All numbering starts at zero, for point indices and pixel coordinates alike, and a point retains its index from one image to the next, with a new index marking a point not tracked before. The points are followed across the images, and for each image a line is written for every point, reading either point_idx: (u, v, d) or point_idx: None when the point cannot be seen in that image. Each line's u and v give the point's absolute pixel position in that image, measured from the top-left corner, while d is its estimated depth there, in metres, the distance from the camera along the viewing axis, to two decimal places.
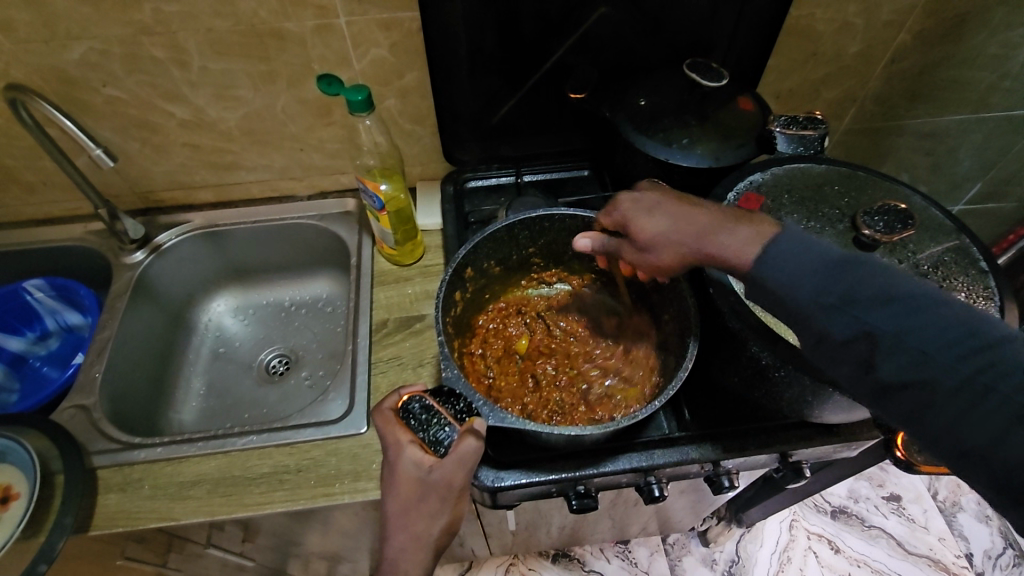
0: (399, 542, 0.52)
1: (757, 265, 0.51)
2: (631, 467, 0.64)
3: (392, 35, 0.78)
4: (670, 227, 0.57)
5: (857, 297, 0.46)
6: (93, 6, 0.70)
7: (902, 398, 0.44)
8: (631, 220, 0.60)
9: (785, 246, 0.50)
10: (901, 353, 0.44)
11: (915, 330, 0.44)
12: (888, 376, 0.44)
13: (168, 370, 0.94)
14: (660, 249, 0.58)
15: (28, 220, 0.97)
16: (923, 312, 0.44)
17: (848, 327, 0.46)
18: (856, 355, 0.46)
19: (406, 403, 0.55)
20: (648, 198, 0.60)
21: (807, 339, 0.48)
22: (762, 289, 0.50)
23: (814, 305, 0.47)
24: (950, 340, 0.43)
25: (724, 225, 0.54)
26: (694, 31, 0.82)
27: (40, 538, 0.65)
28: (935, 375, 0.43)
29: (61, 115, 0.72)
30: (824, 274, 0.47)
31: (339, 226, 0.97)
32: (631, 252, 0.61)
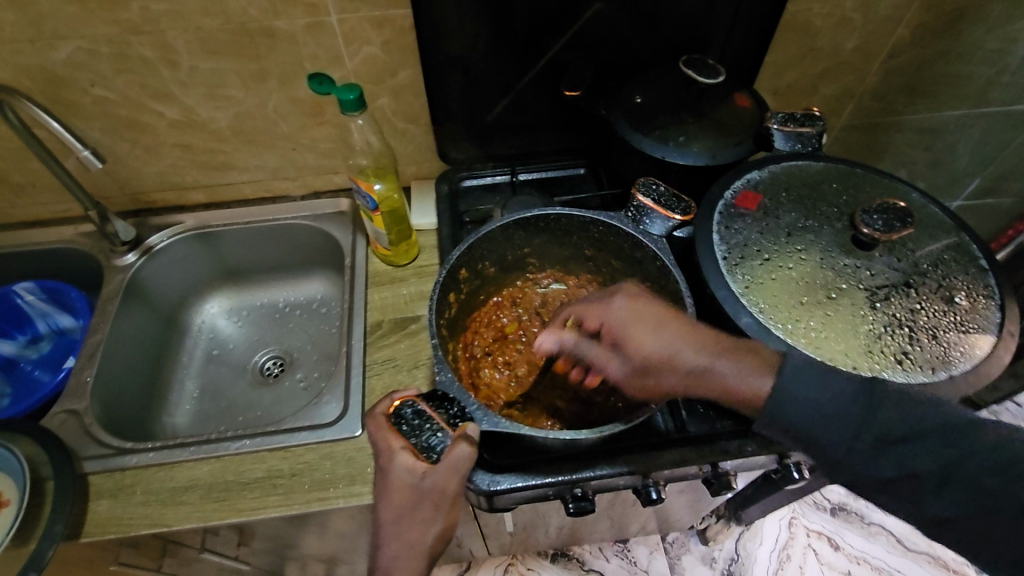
0: (393, 550, 0.52)
1: (779, 408, 0.51)
2: (629, 469, 0.63)
3: (385, 33, 0.77)
4: (669, 349, 0.54)
5: (895, 438, 0.48)
6: (79, 5, 0.69)
7: (958, 528, 0.47)
8: (628, 334, 0.56)
9: (809, 384, 0.51)
10: (944, 485, 0.47)
11: (957, 463, 0.47)
12: (939, 511, 0.47)
13: (162, 373, 0.93)
14: (657, 375, 0.55)
15: (18, 223, 0.95)
16: (955, 440, 0.47)
17: (887, 468, 0.49)
18: (901, 491, 0.49)
19: (399, 409, 0.54)
20: (643, 308, 0.57)
21: (847, 479, 0.51)
22: (791, 432, 0.52)
23: (851, 451, 0.49)
24: (990, 466, 0.46)
25: (730, 357, 0.53)
26: (691, 28, 0.81)
27: (30, 546, 0.64)
28: (985, 504, 0.46)
29: (48, 116, 0.71)
30: (854, 418, 0.49)
31: (333, 226, 0.96)
32: (617, 365, 0.57)
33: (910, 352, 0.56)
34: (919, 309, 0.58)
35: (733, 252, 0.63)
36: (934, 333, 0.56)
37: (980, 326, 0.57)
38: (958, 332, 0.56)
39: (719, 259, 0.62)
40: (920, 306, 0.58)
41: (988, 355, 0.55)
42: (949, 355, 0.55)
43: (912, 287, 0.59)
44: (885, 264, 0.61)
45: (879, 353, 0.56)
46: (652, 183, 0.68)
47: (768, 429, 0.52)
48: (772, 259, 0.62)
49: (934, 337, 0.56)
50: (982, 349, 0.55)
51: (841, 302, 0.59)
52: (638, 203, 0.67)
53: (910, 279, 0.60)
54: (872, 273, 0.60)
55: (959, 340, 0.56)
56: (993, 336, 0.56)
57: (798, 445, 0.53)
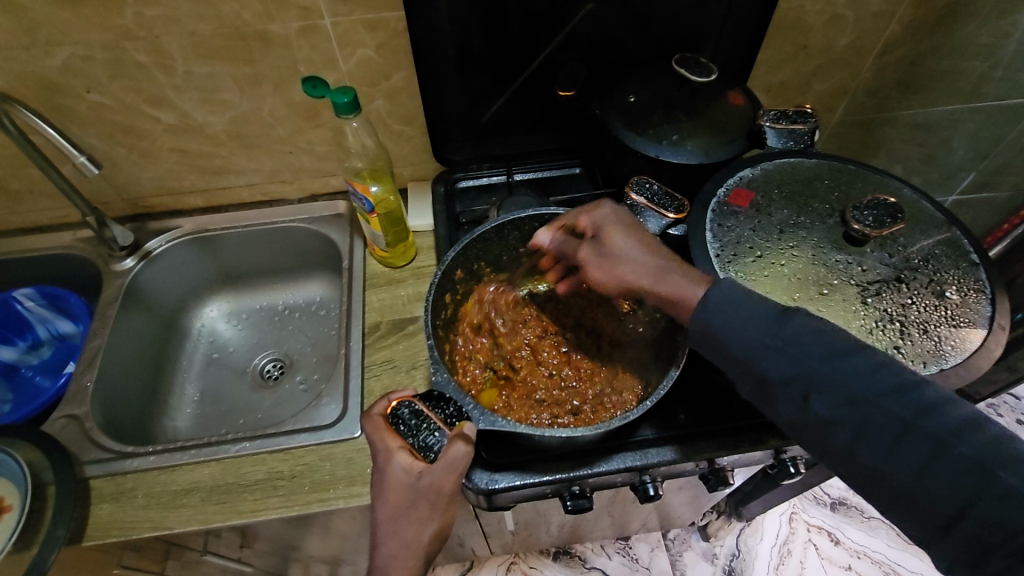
0: (390, 549, 0.52)
1: (701, 309, 0.53)
2: (626, 466, 0.64)
3: (378, 35, 0.77)
4: (638, 243, 0.59)
5: (796, 342, 0.49)
6: (73, 12, 0.69)
7: (837, 437, 0.46)
8: (605, 226, 0.60)
9: (727, 290, 0.53)
10: (832, 392, 0.46)
11: (846, 371, 0.47)
12: (823, 416, 0.47)
13: (162, 377, 0.94)
14: (620, 263, 0.58)
15: (18, 229, 0.96)
16: (850, 353, 0.47)
17: (782, 367, 0.49)
18: (792, 396, 0.48)
19: (395, 409, 0.54)
20: (622, 217, 0.61)
21: (749, 384, 0.51)
22: (704, 333, 0.53)
23: (753, 348, 0.50)
24: (878, 379, 0.46)
25: (681, 267, 0.57)
26: (683, 25, 0.82)
27: (32, 551, 0.64)
28: (865, 411, 0.45)
29: (44, 123, 0.72)
30: (763, 321, 0.51)
31: (330, 228, 0.96)
32: (586, 254, 0.61)
33: (901, 346, 0.56)
34: (911, 303, 0.58)
35: (726, 249, 0.63)
36: (924, 327, 0.57)
37: (971, 320, 0.57)
38: (949, 326, 0.57)
39: (712, 257, 0.63)
40: (912, 301, 0.58)
41: (979, 348, 0.55)
42: (940, 349, 0.56)
43: (903, 282, 0.60)
44: (876, 260, 0.61)
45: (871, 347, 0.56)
46: (646, 183, 0.68)
47: (693, 333, 0.54)
48: (765, 256, 0.63)
49: (925, 331, 0.56)
50: (973, 343, 0.56)
51: (833, 298, 0.59)
52: (632, 202, 0.67)
53: (901, 275, 0.60)
54: (864, 269, 0.61)
55: (950, 334, 0.56)
56: (984, 330, 0.56)
57: (705, 343, 0.54)
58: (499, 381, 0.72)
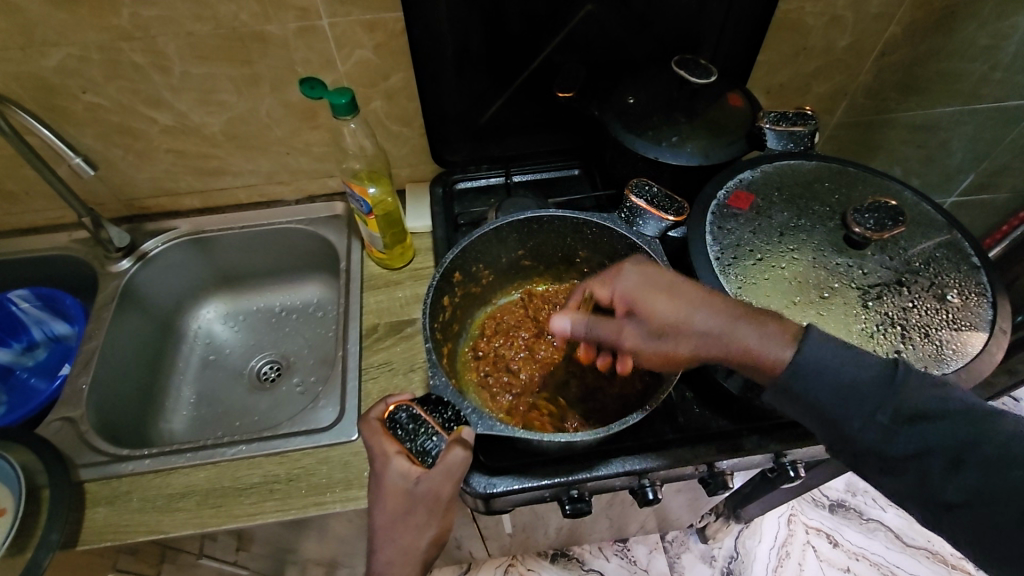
0: (387, 555, 0.52)
1: (789, 373, 0.51)
2: (625, 470, 0.63)
3: (377, 36, 0.76)
4: (686, 309, 0.55)
5: (909, 415, 0.48)
6: (68, 12, 0.69)
7: (962, 516, 0.46)
8: (639, 301, 0.57)
9: (826, 354, 0.51)
10: (954, 469, 0.46)
11: (966, 447, 0.46)
12: (947, 496, 0.47)
13: (158, 380, 0.93)
14: (677, 337, 0.55)
15: (13, 230, 0.95)
16: (971, 425, 0.46)
17: (895, 443, 0.48)
18: (905, 471, 0.48)
19: (393, 413, 0.54)
20: (656, 278, 0.58)
21: (851, 455, 0.51)
22: (802, 404, 0.52)
23: (862, 424, 0.49)
24: (1006, 457, 0.45)
25: (748, 316, 0.53)
26: (682, 27, 0.82)
27: (26, 555, 0.64)
28: (995, 492, 0.45)
29: (40, 124, 0.71)
30: (872, 390, 0.49)
31: (328, 229, 0.96)
32: (632, 334, 0.57)
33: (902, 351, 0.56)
34: (912, 307, 0.58)
35: (726, 252, 0.63)
36: (925, 331, 0.56)
37: (972, 323, 0.57)
38: (951, 330, 0.56)
39: (712, 260, 0.62)
40: (913, 304, 0.58)
41: (980, 352, 0.55)
42: (941, 352, 0.55)
43: (904, 285, 0.59)
44: (877, 263, 0.61)
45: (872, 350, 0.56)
46: (646, 184, 0.69)
47: (781, 396, 0.52)
48: (765, 259, 0.63)
49: (926, 335, 0.56)
50: (974, 347, 0.55)
51: (834, 302, 0.59)
52: (632, 203, 0.67)
53: (902, 277, 0.60)
54: (865, 272, 0.60)
55: (951, 338, 0.56)
56: (986, 333, 0.56)
57: (801, 413, 0.52)
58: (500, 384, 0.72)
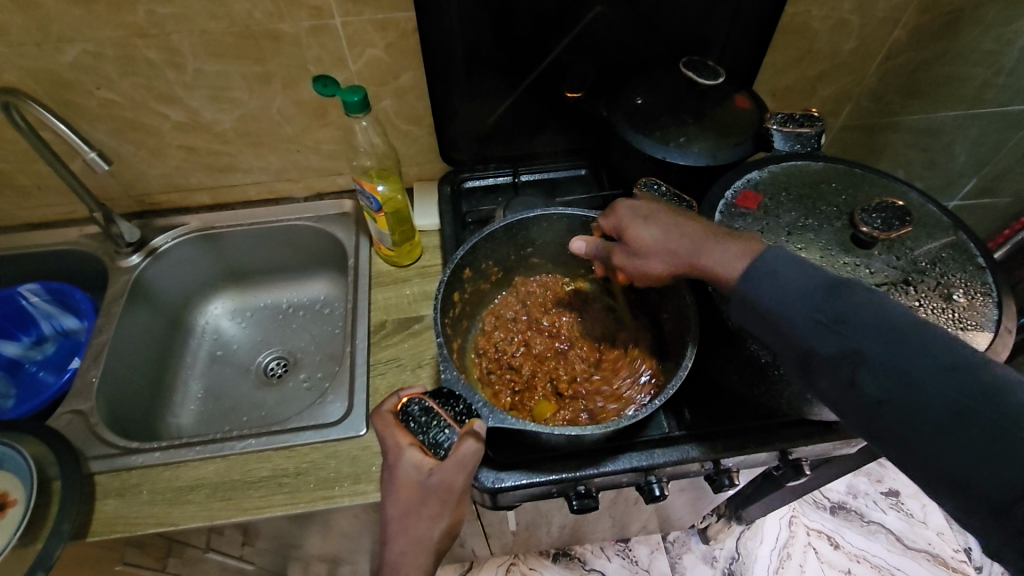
0: (400, 545, 0.52)
1: (743, 281, 0.52)
2: (632, 466, 0.64)
3: (388, 35, 0.77)
4: (663, 238, 0.58)
5: (847, 317, 0.45)
6: (85, 8, 0.70)
7: (890, 420, 0.42)
8: (626, 225, 0.61)
9: (773, 262, 0.50)
10: (882, 368, 0.42)
11: (898, 348, 0.42)
12: (873, 396, 0.43)
13: (166, 374, 0.94)
14: (660, 253, 0.58)
15: (24, 225, 0.96)
16: (910, 332, 0.43)
17: (831, 344, 0.45)
18: (837, 375, 0.45)
19: (406, 405, 0.55)
20: (646, 207, 0.61)
21: (793, 360, 0.48)
22: (749, 306, 0.51)
23: (797, 323, 0.47)
24: (941, 365, 0.41)
25: (719, 241, 0.56)
26: (690, 29, 0.83)
27: (37, 545, 0.64)
28: (925, 395, 0.40)
29: (55, 119, 0.72)
30: (810, 296, 0.47)
31: (336, 227, 0.96)
32: (619, 257, 0.62)
33: None
34: (918, 306, 0.59)
35: None
36: None
37: (978, 323, 0.57)
38: (956, 329, 0.57)
39: None
40: (919, 303, 0.59)
41: (986, 351, 0.56)
42: None
43: (910, 284, 0.60)
44: (883, 262, 0.62)
45: None
46: (653, 183, 0.69)
47: (740, 307, 0.52)
48: None
49: None
50: (980, 346, 0.56)
51: None
52: (640, 203, 0.68)
53: (909, 277, 0.61)
54: (872, 271, 0.61)
55: (957, 336, 0.57)
56: (991, 333, 0.57)
57: (748, 317, 0.52)
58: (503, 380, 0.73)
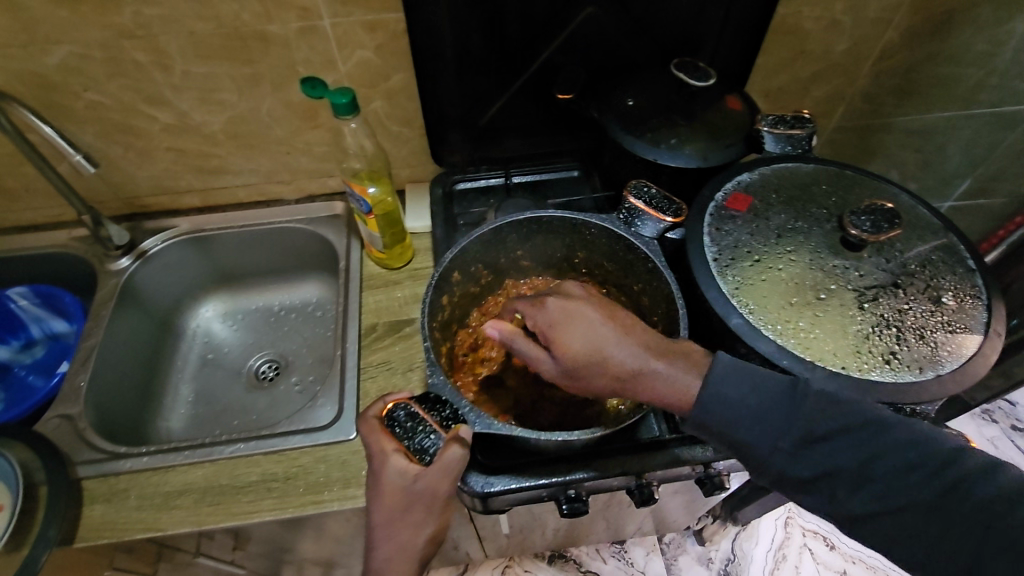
0: (385, 552, 0.52)
1: (702, 413, 0.51)
2: (622, 470, 0.63)
3: (377, 37, 0.77)
4: (605, 347, 0.53)
5: (815, 434, 0.49)
6: (71, 10, 0.69)
7: (878, 528, 0.48)
8: (559, 334, 0.55)
9: (731, 385, 0.52)
10: (859, 482, 0.48)
11: (869, 459, 0.48)
12: (857, 510, 0.48)
13: (156, 378, 0.93)
14: (597, 372, 0.53)
15: (12, 227, 0.95)
16: (876, 438, 0.49)
17: (809, 467, 0.49)
18: (821, 490, 0.50)
19: (391, 411, 0.54)
20: (579, 311, 0.56)
21: (768, 476, 0.52)
22: (717, 435, 0.52)
23: (771, 451, 0.50)
24: (907, 462, 0.48)
25: (670, 362, 0.53)
26: (681, 30, 0.82)
27: (23, 552, 0.64)
28: (902, 500, 0.47)
29: (41, 121, 0.71)
30: (777, 414, 0.51)
31: (327, 229, 0.96)
32: (550, 364, 0.56)
33: (898, 352, 0.56)
34: (907, 309, 0.58)
35: (724, 253, 0.63)
36: (921, 332, 0.57)
37: (967, 326, 0.57)
38: (945, 332, 0.57)
39: (710, 262, 0.63)
40: (909, 306, 0.59)
41: (974, 355, 0.56)
42: (935, 355, 0.56)
43: (900, 287, 0.60)
44: (873, 265, 0.61)
45: (867, 352, 0.56)
46: (644, 186, 0.69)
47: (697, 429, 0.53)
48: (763, 260, 0.63)
49: (921, 336, 0.57)
50: (968, 349, 0.56)
51: (830, 303, 0.59)
52: (630, 205, 0.68)
53: (898, 279, 0.60)
54: (861, 274, 0.61)
55: (946, 340, 0.57)
56: (980, 336, 0.57)
57: (716, 443, 0.53)
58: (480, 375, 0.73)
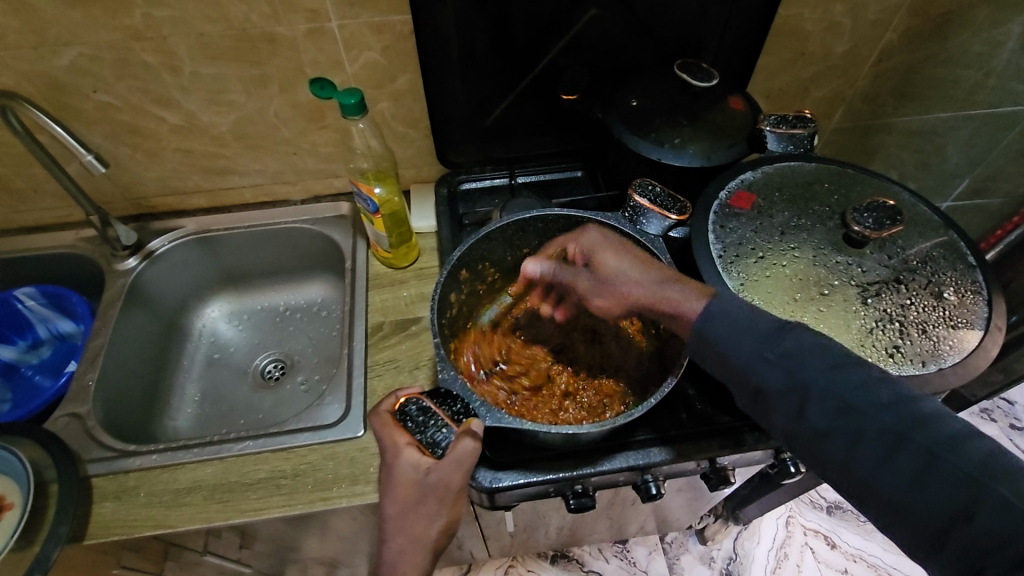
0: (398, 544, 0.53)
1: (700, 321, 0.54)
2: (628, 465, 0.64)
3: (384, 38, 0.78)
4: (626, 269, 0.62)
5: (793, 352, 0.50)
6: (82, 11, 0.70)
7: (833, 448, 0.47)
8: (595, 256, 0.64)
9: (724, 305, 0.54)
10: (826, 402, 0.47)
11: (838, 383, 0.47)
12: (816, 425, 0.47)
13: (163, 378, 0.94)
14: (612, 290, 0.62)
15: (19, 228, 0.96)
16: (850, 367, 0.48)
17: (780, 377, 0.50)
18: (786, 406, 0.49)
19: (404, 405, 0.55)
20: (613, 239, 0.64)
21: (745, 392, 0.52)
22: (703, 344, 0.54)
23: (749, 361, 0.51)
24: (873, 395, 0.46)
25: (678, 282, 0.58)
26: (684, 32, 0.83)
27: (34, 548, 0.64)
28: (862, 425, 0.46)
29: (52, 122, 0.72)
30: (761, 336, 0.52)
31: (333, 230, 0.97)
32: (585, 282, 0.65)
33: (901, 346, 0.57)
34: (910, 304, 0.59)
35: (728, 250, 0.64)
36: (923, 327, 0.58)
37: (968, 320, 0.58)
38: (947, 327, 0.58)
39: (715, 257, 0.64)
40: (911, 302, 0.60)
41: (975, 349, 0.56)
42: (938, 349, 0.57)
43: (902, 283, 0.61)
44: (876, 261, 0.62)
45: (871, 346, 0.57)
46: (648, 184, 0.69)
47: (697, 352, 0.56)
48: (766, 257, 0.64)
49: (924, 331, 0.58)
50: (970, 344, 0.57)
51: (833, 298, 0.60)
52: (635, 203, 0.67)
53: (900, 276, 0.61)
54: (863, 270, 0.62)
55: (948, 334, 0.57)
56: (981, 330, 0.58)
57: (702, 354, 0.55)
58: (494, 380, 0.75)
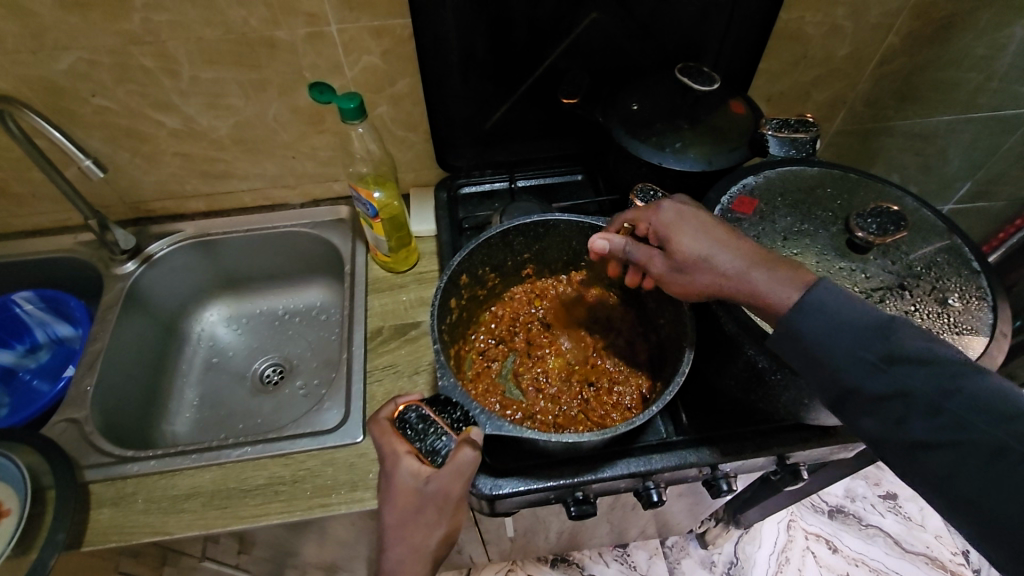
0: (397, 554, 0.52)
1: (791, 315, 0.51)
2: (629, 472, 0.64)
3: (384, 42, 0.77)
4: (711, 248, 0.56)
5: (897, 357, 0.47)
6: (80, 16, 0.69)
7: (934, 460, 0.45)
8: (672, 233, 0.58)
9: (823, 300, 0.50)
10: (932, 413, 0.45)
11: (946, 394, 0.45)
12: (919, 436, 0.45)
13: (161, 382, 0.93)
14: (694, 273, 0.57)
15: (18, 232, 0.96)
16: (960, 376, 0.45)
17: (880, 383, 0.47)
18: (885, 412, 0.47)
19: (403, 413, 0.54)
20: (693, 215, 0.59)
21: (836, 393, 0.50)
22: (794, 342, 0.51)
23: (847, 363, 0.49)
24: (987, 408, 0.43)
25: (770, 266, 0.54)
26: (685, 36, 0.83)
27: (31, 556, 0.63)
28: (970, 440, 0.43)
29: (50, 126, 0.72)
30: (862, 336, 0.48)
31: (332, 234, 0.96)
32: (660, 263, 0.60)
33: None
34: (914, 311, 0.59)
35: None
36: (928, 334, 0.57)
37: (974, 327, 0.58)
38: (952, 333, 0.57)
39: None
40: (915, 308, 0.59)
41: (981, 355, 0.56)
42: None
43: (906, 289, 0.60)
44: (879, 267, 0.62)
45: None
46: (649, 189, 0.69)
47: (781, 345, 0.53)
48: None
49: None
50: (976, 350, 0.56)
51: None
52: (635, 209, 0.67)
53: (903, 282, 0.61)
54: (867, 276, 0.61)
55: (953, 340, 0.57)
56: (986, 337, 0.57)
57: (789, 353, 0.53)
58: (487, 364, 0.76)
